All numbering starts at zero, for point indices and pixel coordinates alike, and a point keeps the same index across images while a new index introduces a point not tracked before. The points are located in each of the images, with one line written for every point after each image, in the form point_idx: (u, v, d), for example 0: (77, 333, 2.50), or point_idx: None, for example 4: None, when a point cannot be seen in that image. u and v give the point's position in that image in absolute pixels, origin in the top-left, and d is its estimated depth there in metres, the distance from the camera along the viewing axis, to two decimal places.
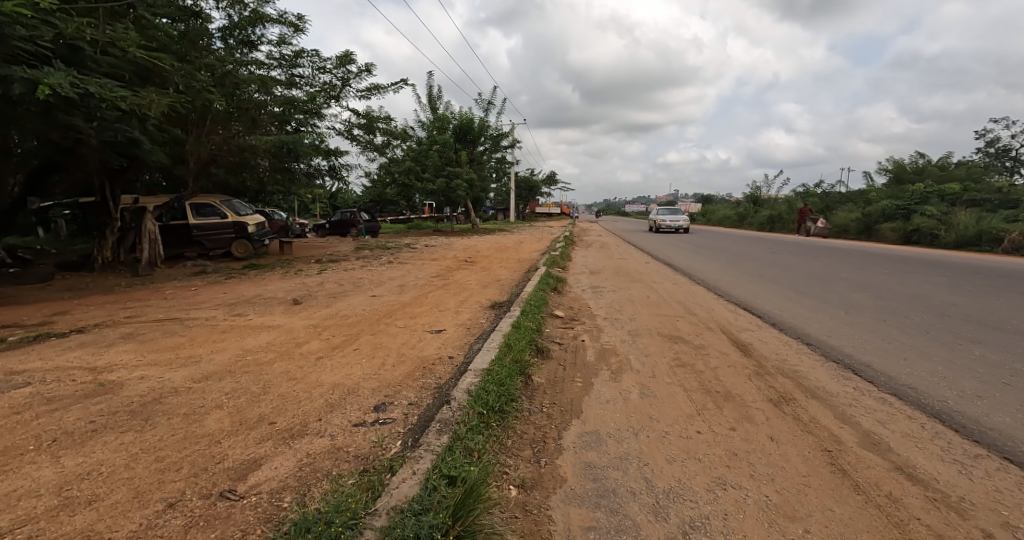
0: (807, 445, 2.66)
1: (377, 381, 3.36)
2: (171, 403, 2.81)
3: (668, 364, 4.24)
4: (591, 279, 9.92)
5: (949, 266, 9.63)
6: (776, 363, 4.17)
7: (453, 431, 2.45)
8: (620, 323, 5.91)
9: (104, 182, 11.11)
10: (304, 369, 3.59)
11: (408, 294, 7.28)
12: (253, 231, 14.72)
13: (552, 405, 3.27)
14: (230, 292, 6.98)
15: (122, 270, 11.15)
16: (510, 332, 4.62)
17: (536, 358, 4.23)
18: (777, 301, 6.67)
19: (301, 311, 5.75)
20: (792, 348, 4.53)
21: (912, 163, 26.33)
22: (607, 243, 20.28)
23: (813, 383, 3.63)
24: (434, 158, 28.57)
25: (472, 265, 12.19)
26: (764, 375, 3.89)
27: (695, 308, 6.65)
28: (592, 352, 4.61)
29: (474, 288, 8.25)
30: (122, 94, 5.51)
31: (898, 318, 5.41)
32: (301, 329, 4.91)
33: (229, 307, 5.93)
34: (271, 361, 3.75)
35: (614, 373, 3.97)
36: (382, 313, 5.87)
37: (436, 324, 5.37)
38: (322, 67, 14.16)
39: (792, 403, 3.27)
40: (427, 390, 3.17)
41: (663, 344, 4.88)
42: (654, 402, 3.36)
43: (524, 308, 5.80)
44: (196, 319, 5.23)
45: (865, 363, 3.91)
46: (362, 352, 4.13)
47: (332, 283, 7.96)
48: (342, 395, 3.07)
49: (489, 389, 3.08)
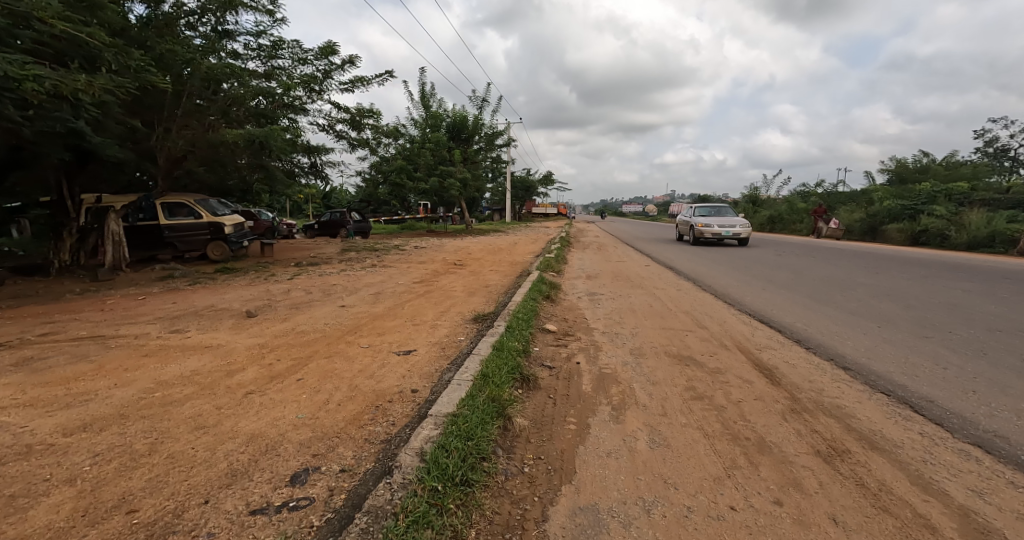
0: (889, 535, 1.90)
1: (310, 430, 2.59)
2: (4, 474, 2.02)
3: (681, 397, 3.49)
4: (588, 285, 9.19)
5: (972, 270, 8.95)
6: (811, 396, 3.44)
7: (388, 530, 1.69)
8: (620, 340, 5.14)
9: (61, 180, 10.28)
10: (223, 411, 2.81)
11: (383, 304, 6.52)
12: (231, 232, 13.82)
13: (536, 462, 2.51)
14: (180, 302, 6.20)
15: (82, 274, 10.33)
16: (490, 355, 3.85)
17: (519, 391, 3.47)
18: (796, 312, 5.97)
19: (254, 327, 4.99)
20: (827, 375, 3.81)
21: (915, 162, 25.80)
22: (604, 244, 19.62)
23: (865, 427, 2.89)
24: (427, 156, 27.81)
25: (461, 269, 11.42)
26: (802, 413, 3.14)
27: (704, 321, 5.91)
28: (589, 380, 3.86)
29: (459, 297, 7.49)
30: (38, 73, 4.75)
31: (942, 334, 4.71)
32: (244, 350, 4.14)
33: (170, 321, 5.14)
34: (184, 398, 2.97)
35: (616, 412, 3.22)
36: (347, 328, 5.11)
37: (406, 342, 4.60)
38: (303, 59, 13.41)
39: (846, 460, 2.52)
40: (372, 445, 2.41)
41: (673, 369, 4.11)
42: (668, 456, 2.61)
43: (510, 322, 5.04)
44: (123, 337, 4.45)
45: (925, 397, 3.20)
46: (305, 384, 3.35)
47: (300, 291, 7.19)
48: (256, 454, 2.30)
49: (452, 447, 2.32)
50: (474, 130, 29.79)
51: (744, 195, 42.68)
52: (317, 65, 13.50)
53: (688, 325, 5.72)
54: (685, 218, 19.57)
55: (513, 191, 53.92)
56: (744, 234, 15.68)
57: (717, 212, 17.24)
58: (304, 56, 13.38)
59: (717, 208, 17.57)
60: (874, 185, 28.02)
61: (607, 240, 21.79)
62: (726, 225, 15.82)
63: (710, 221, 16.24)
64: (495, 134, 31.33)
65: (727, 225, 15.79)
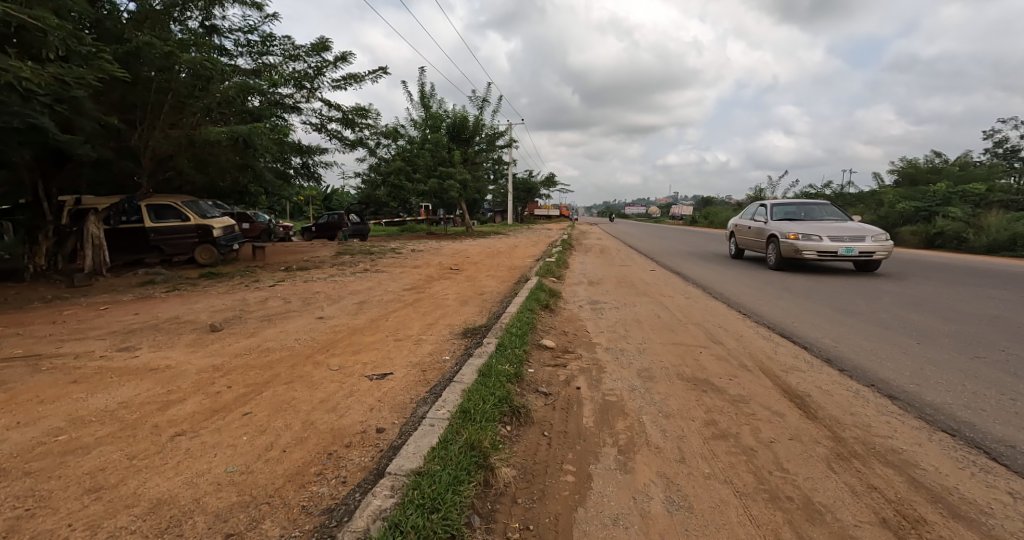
0: None
1: (237, 491, 2.04)
2: None
3: (702, 436, 2.91)
4: (590, 292, 8.63)
5: (1002, 276, 8.37)
6: (857, 434, 2.87)
7: None
8: (626, 361, 4.55)
9: (36, 181, 9.78)
10: (135, 462, 2.24)
11: (366, 315, 5.97)
12: (220, 235, 13.41)
13: (523, 535, 1.94)
14: (143, 312, 5.67)
15: (58, 279, 9.88)
16: (474, 383, 3.28)
17: (508, 429, 2.89)
18: (821, 326, 5.40)
19: (215, 344, 4.45)
20: (871, 407, 3.25)
21: (927, 162, 25.17)
22: (607, 247, 19.06)
23: (938, 483, 2.31)
24: (426, 157, 27.31)
25: (456, 274, 10.88)
26: (852, 460, 2.57)
27: (719, 336, 5.33)
28: (590, 413, 3.30)
29: (450, 306, 6.94)
30: None
31: (995, 354, 4.12)
32: (192, 374, 3.58)
33: (123, 337, 4.59)
34: (92, 444, 2.40)
35: (623, 457, 2.65)
36: (320, 344, 4.55)
37: (384, 363, 4.05)
38: (294, 55, 12.89)
39: (926, 534, 1.94)
40: (308, 518, 1.85)
41: (690, 399, 3.53)
42: (693, 525, 2.04)
43: (502, 339, 4.47)
44: (61, 357, 3.90)
45: (1003, 442, 2.63)
46: (251, 420, 2.78)
47: (279, 300, 6.65)
48: (153, 534, 1.73)
49: (410, 525, 1.77)
50: (475, 131, 29.27)
51: (749, 196, 42.08)
52: (309, 61, 13.00)
53: (702, 341, 5.14)
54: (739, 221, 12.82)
55: (515, 193, 53.32)
56: (879, 253, 8.90)
57: (810, 213, 10.49)
58: (295, 53, 12.88)
59: (808, 206, 10.79)
60: (883, 186, 27.38)
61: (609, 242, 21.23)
62: (845, 236, 9.04)
63: (810, 228, 9.45)
64: (496, 135, 30.84)
65: (848, 236, 9.02)
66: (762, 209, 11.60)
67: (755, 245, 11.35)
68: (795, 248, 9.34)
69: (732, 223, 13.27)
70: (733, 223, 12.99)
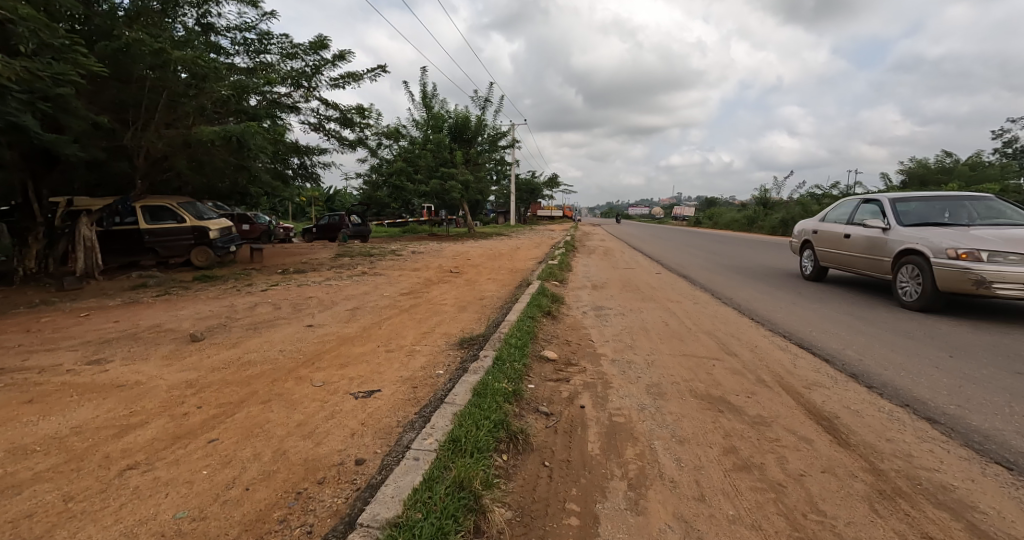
0: None
1: None
2: None
3: (722, 468, 2.59)
4: (594, 297, 8.31)
5: None
6: (898, 466, 2.55)
7: None
8: (634, 375, 4.21)
9: (25, 181, 9.53)
10: (70, 506, 1.93)
11: (359, 323, 5.68)
12: (216, 237, 13.05)
13: None
14: (124, 320, 5.38)
15: (48, 282, 9.65)
16: (468, 405, 2.97)
17: (503, 460, 2.57)
18: (842, 336, 5.07)
19: (193, 355, 4.15)
20: (910, 432, 2.91)
21: (937, 163, 24.73)
22: (611, 249, 18.76)
23: (1003, 532, 1.97)
24: (427, 158, 27.07)
25: (456, 278, 10.59)
26: (897, 499, 2.24)
27: (732, 347, 5.00)
28: (596, 438, 2.98)
29: (448, 313, 6.64)
30: None
31: None
32: (161, 391, 3.27)
33: (97, 347, 4.30)
34: (28, 481, 2.10)
35: (634, 495, 2.33)
36: (306, 356, 4.24)
37: (372, 379, 3.74)
38: (292, 53, 12.65)
39: None
40: None
41: (705, 422, 3.21)
42: None
43: (500, 352, 4.16)
44: (23, 371, 3.61)
45: None
46: (216, 449, 2.47)
47: (268, 306, 6.36)
48: None
49: None
50: (477, 132, 29.00)
51: (754, 197, 41.70)
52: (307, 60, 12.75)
53: (715, 353, 4.81)
54: (814, 224, 8.95)
55: (518, 193, 53.00)
56: None
57: (963, 213, 6.49)
58: (293, 51, 12.62)
59: (951, 201, 6.84)
60: (892, 187, 26.99)
61: (613, 244, 20.97)
62: None
63: (988, 239, 5.55)
64: (499, 136, 30.58)
65: None
66: (868, 206, 7.54)
67: (859, 264, 7.37)
68: (974, 278, 5.34)
69: (804, 226, 9.28)
70: (807, 226, 9.01)
